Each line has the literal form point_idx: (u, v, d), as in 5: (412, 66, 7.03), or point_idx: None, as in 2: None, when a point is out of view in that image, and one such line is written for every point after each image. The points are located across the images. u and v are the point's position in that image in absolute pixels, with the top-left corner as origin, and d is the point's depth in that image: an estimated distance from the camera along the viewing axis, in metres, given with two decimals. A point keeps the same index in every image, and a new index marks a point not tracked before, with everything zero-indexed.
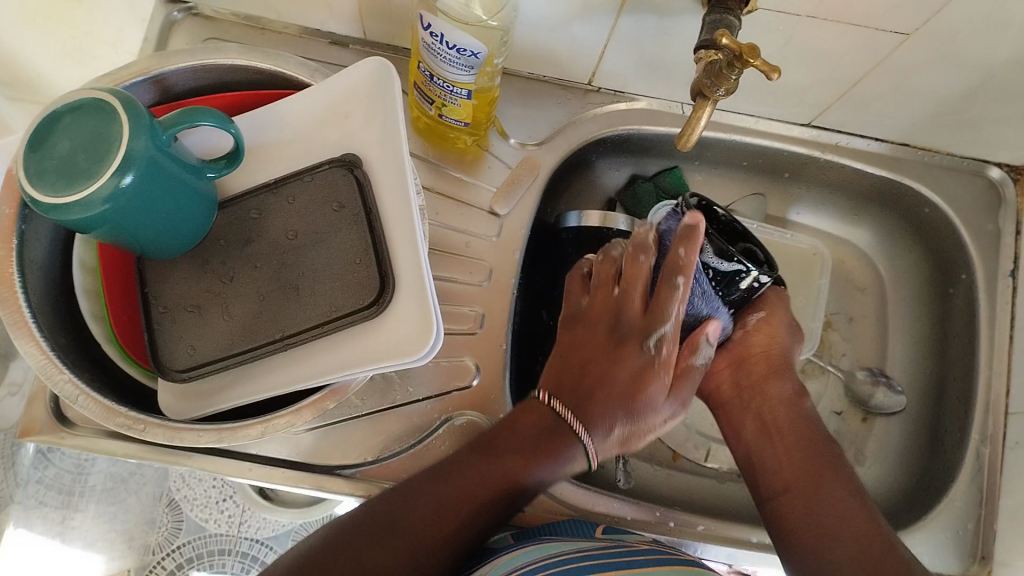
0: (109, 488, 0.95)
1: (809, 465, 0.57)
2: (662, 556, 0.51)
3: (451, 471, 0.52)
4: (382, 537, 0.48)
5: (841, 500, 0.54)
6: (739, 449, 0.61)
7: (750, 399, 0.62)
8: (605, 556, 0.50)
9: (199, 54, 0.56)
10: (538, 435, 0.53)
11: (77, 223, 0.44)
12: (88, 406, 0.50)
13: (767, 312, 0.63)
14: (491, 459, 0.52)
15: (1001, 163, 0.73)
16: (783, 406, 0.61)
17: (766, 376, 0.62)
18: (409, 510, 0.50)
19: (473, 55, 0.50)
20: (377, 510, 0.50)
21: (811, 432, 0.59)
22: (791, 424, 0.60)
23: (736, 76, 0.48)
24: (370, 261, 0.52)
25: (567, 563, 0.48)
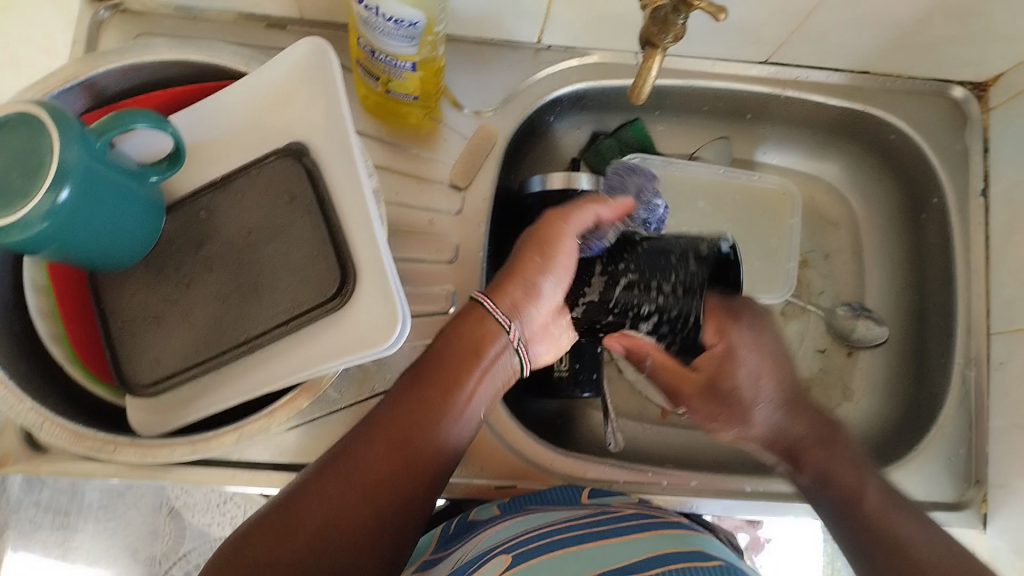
0: (108, 504, 0.93)
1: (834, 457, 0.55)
2: (650, 521, 0.50)
3: (391, 407, 0.49)
4: (315, 502, 0.44)
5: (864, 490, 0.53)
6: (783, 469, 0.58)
7: None
8: (592, 524, 0.49)
9: (127, 54, 0.53)
10: (464, 344, 0.51)
11: (18, 246, 0.42)
12: (54, 433, 0.48)
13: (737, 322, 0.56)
14: (414, 389, 0.49)
15: (964, 82, 0.72)
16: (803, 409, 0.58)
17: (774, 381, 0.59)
18: (355, 457, 0.46)
19: (411, 25, 0.48)
20: (311, 484, 0.45)
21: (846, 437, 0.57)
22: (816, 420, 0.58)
23: (683, 21, 0.46)
24: (328, 251, 0.50)
25: (553, 533, 0.47)
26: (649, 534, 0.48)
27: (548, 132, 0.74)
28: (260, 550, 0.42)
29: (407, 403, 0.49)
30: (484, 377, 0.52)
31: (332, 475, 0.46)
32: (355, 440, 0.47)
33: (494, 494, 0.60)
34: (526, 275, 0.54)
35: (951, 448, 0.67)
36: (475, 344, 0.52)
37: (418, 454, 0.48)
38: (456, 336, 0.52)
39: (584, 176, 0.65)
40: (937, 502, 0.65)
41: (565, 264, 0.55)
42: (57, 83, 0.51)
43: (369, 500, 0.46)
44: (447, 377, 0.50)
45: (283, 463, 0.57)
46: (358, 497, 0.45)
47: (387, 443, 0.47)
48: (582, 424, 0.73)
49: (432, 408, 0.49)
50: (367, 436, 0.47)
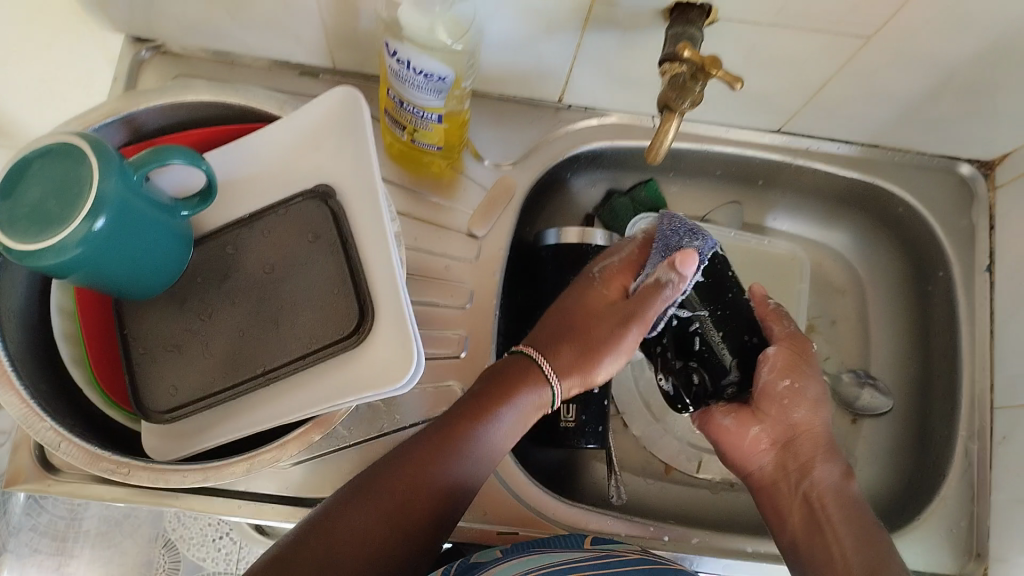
0: (104, 532, 0.92)
1: (859, 551, 0.53)
2: (652, 566, 0.50)
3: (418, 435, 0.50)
4: (346, 519, 0.45)
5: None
6: (783, 536, 0.57)
7: (797, 480, 0.58)
8: (592, 568, 0.49)
9: (169, 93, 0.56)
10: (496, 379, 0.53)
11: (51, 269, 0.44)
12: (71, 452, 0.49)
13: (798, 379, 0.59)
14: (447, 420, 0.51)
15: (971, 159, 0.74)
16: (831, 492, 0.57)
17: (813, 457, 0.58)
18: (385, 479, 0.47)
19: (440, 80, 0.50)
20: (344, 496, 0.47)
21: (864, 519, 0.56)
22: (841, 509, 0.56)
23: (700, 88, 0.49)
24: (349, 290, 0.52)
25: (554, 574, 0.47)
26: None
27: (565, 186, 0.76)
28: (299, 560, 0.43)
29: (441, 433, 0.50)
30: (511, 423, 0.52)
31: (362, 491, 0.47)
32: (385, 462, 0.49)
33: (495, 539, 0.60)
34: (593, 352, 0.54)
35: (953, 519, 0.67)
36: (515, 385, 0.53)
37: (447, 479, 0.49)
38: (497, 380, 0.53)
39: (599, 231, 0.68)
40: (936, 573, 0.65)
41: (628, 344, 0.55)
42: (99, 118, 0.53)
43: (396, 524, 0.46)
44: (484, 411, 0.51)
45: (288, 497, 0.58)
46: (382, 518, 0.46)
47: (420, 469, 0.48)
48: (585, 476, 0.73)
49: (467, 442, 0.50)
50: (398, 461, 0.48)
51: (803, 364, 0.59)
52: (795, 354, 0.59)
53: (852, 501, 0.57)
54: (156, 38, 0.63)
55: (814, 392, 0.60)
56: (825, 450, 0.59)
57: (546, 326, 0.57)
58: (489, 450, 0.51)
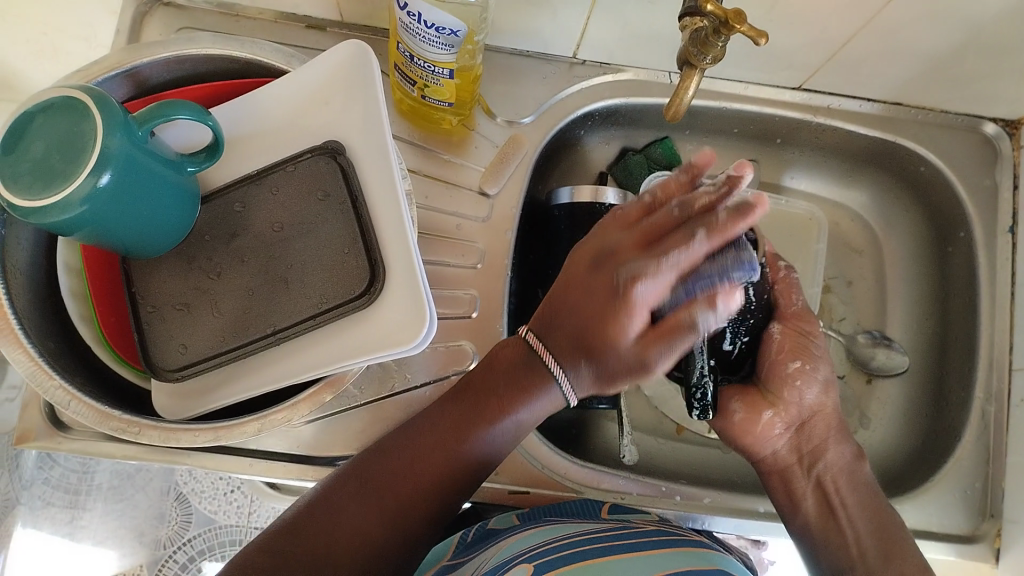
0: (116, 486, 0.93)
1: (877, 539, 0.54)
2: (665, 539, 0.50)
3: (423, 424, 0.50)
4: (335, 512, 0.46)
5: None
6: (795, 520, 0.57)
7: (811, 463, 0.57)
8: (613, 539, 0.48)
9: (172, 45, 0.54)
10: (512, 369, 0.49)
11: (57, 226, 0.43)
12: (81, 410, 0.49)
13: (807, 361, 0.57)
14: (455, 416, 0.49)
15: (996, 118, 0.72)
16: (844, 473, 0.57)
17: (828, 440, 0.57)
18: (378, 473, 0.48)
19: (452, 33, 0.48)
20: (329, 490, 0.47)
21: (874, 501, 0.56)
22: (854, 492, 0.56)
23: (722, 44, 0.47)
24: (360, 250, 0.51)
25: (569, 546, 0.47)
26: (669, 551, 0.47)
27: (578, 144, 0.74)
28: (294, 545, 0.45)
29: (429, 431, 0.49)
30: (520, 424, 0.50)
31: (347, 486, 0.48)
32: (379, 452, 0.49)
33: (507, 500, 0.60)
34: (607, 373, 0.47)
35: (966, 482, 0.66)
36: (513, 392, 0.49)
37: (449, 476, 0.49)
38: (511, 374, 0.49)
39: (611, 189, 0.66)
40: (949, 534, 0.65)
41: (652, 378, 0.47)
42: (102, 71, 0.52)
43: (376, 527, 0.47)
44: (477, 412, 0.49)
45: (299, 455, 0.58)
46: (377, 515, 0.47)
47: (404, 468, 0.48)
48: (595, 436, 0.73)
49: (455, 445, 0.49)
50: (382, 458, 0.49)
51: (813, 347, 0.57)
52: (800, 337, 0.58)
53: (863, 483, 0.57)
54: None
55: (823, 373, 0.58)
56: (835, 430, 0.58)
57: (560, 307, 0.48)
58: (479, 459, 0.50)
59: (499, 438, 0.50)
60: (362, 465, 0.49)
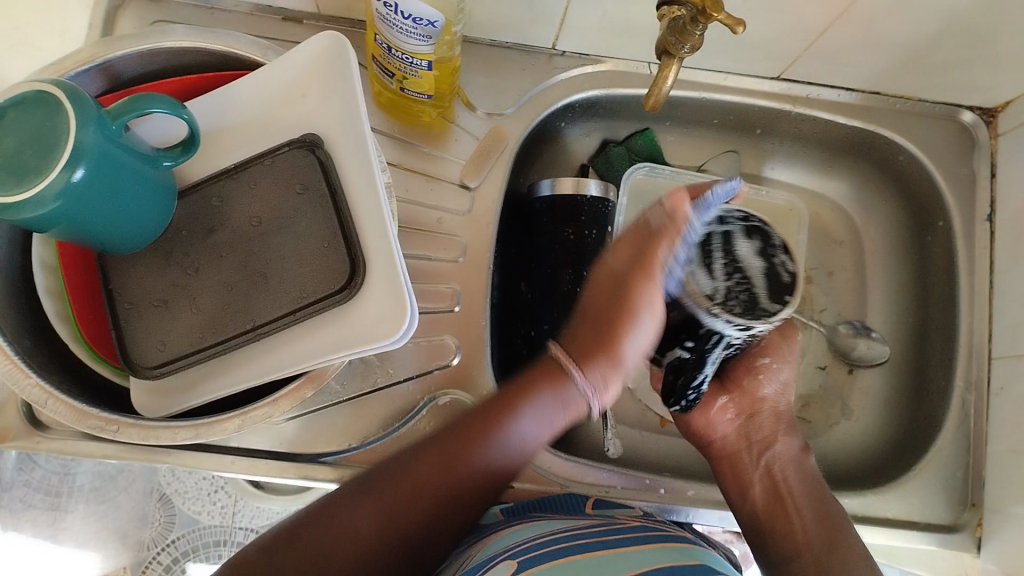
0: (98, 487, 0.92)
1: (820, 528, 0.54)
2: (651, 534, 0.50)
3: (448, 433, 0.48)
4: (345, 516, 0.45)
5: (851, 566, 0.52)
6: (742, 509, 0.57)
7: (759, 451, 0.57)
8: (596, 534, 0.48)
9: (146, 38, 0.54)
10: (533, 380, 0.49)
11: (31, 222, 0.42)
12: (58, 410, 0.48)
13: (776, 359, 0.57)
14: (476, 420, 0.48)
15: (974, 107, 0.72)
16: (792, 465, 0.57)
17: (777, 431, 0.58)
18: (395, 479, 0.47)
19: (430, 24, 0.48)
20: (331, 506, 0.46)
21: (819, 494, 0.56)
22: (801, 483, 0.56)
23: (700, 32, 0.47)
24: (340, 244, 0.51)
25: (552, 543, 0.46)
26: (654, 545, 0.47)
27: (559, 137, 0.74)
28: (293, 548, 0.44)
29: (426, 456, 0.48)
30: (542, 424, 0.48)
31: (354, 504, 0.46)
32: (400, 458, 0.48)
33: None
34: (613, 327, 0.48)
35: (948, 469, 0.67)
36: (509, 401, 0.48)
37: (472, 478, 0.48)
38: (529, 382, 0.49)
39: (593, 182, 0.66)
40: (931, 523, 0.66)
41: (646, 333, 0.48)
42: (75, 66, 0.52)
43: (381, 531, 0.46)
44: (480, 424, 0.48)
45: (281, 452, 0.57)
46: (386, 516, 0.46)
47: (399, 494, 0.47)
48: (580, 428, 0.73)
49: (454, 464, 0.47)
50: (393, 479, 0.47)
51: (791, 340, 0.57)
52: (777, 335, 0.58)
53: (808, 477, 0.57)
54: None
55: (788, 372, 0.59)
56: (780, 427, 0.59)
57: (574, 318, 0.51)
58: (478, 478, 0.48)
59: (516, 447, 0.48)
60: (380, 473, 0.47)
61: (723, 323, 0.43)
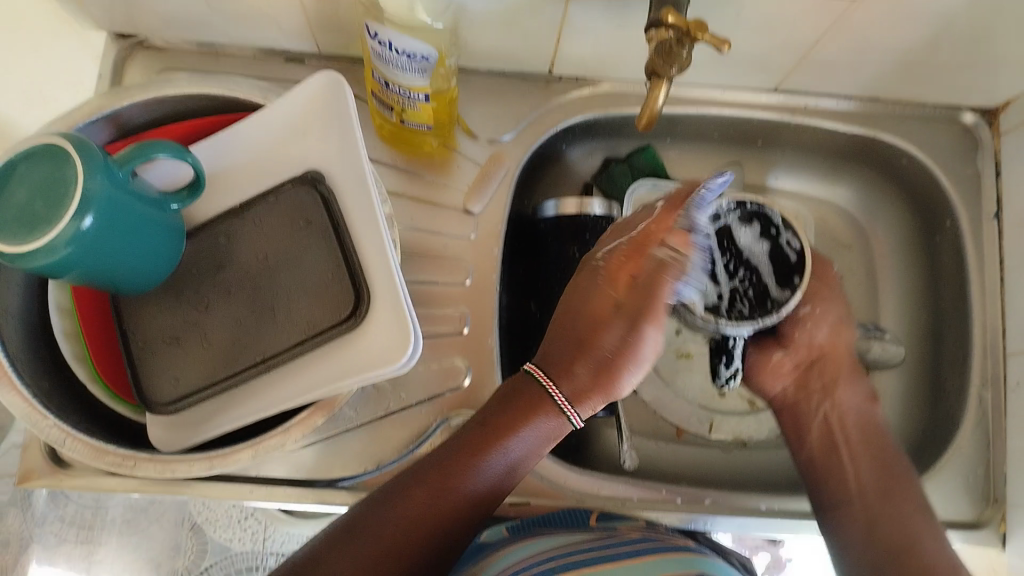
0: (130, 519, 0.93)
1: (877, 479, 0.58)
2: (651, 546, 0.50)
3: (426, 472, 0.48)
4: (323, 573, 0.44)
5: (908, 518, 0.55)
6: (800, 456, 0.61)
7: (821, 399, 0.62)
8: (596, 549, 0.49)
9: (151, 87, 0.55)
10: (507, 402, 0.50)
11: (43, 269, 0.44)
12: (76, 448, 0.50)
13: (818, 305, 0.61)
14: (452, 459, 0.49)
15: (975, 108, 0.72)
16: (852, 413, 0.61)
17: (837, 379, 0.62)
18: (374, 525, 0.46)
19: (424, 59, 0.49)
20: (313, 560, 0.45)
21: (881, 444, 0.60)
22: (860, 431, 0.60)
23: (687, 52, 0.47)
24: (344, 274, 0.52)
25: (555, 561, 0.47)
26: (655, 558, 0.48)
27: (561, 158, 0.75)
28: None
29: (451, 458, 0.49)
30: (531, 454, 0.50)
31: (331, 558, 0.45)
32: (380, 501, 0.48)
33: (507, 511, 0.60)
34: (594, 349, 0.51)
35: (969, 466, 0.66)
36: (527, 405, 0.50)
37: (454, 518, 0.48)
38: (506, 412, 0.50)
39: (596, 200, 0.67)
40: (955, 521, 0.65)
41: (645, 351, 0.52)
42: (82, 116, 0.53)
43: None
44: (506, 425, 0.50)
45: (299, 478, 0.58)
46: (367, 567, 0.45)
47: (432, 492, 0.48)
48: (597, 442, 0.73)
49: (480, 467, 0.48)
50: (367, 527, 0.46)
51: (824, 291, 0.61)
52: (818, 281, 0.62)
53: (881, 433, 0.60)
54: (138, 32, 0.63)
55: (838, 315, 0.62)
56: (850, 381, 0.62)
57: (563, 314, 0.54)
58: (501, 479, 0.49)
59: (501, 477, 0.49)
60: (361, 516, 0.47)
61: (733, 325, 0.56)
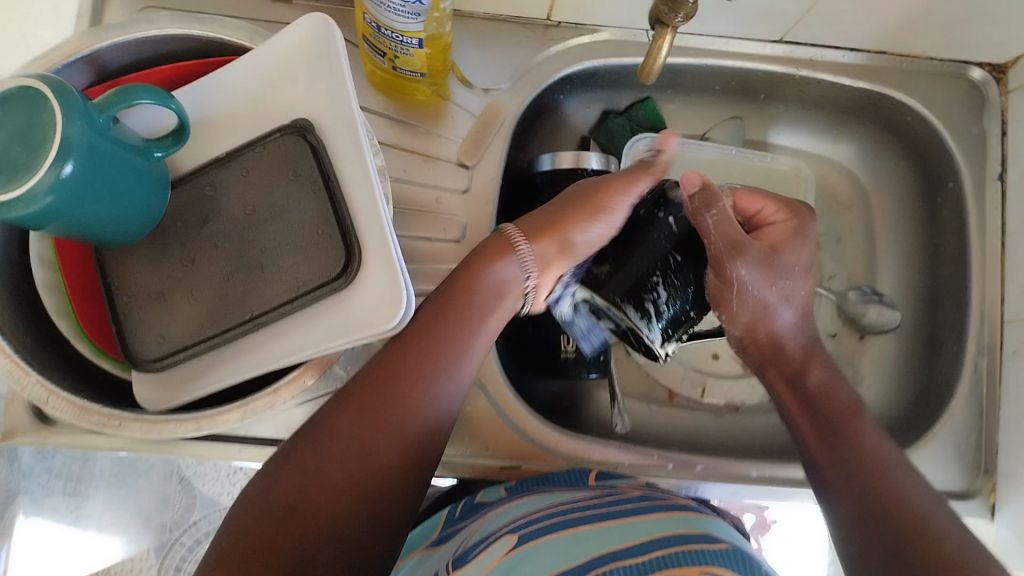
0: (117, 473, 0.74)
1: (834, 436, 0.53)
2: (653, 502, 0.49)
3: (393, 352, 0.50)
4: (303, 462, 0.46)
5: (878, 470, 0.50)
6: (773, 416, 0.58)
7: (772, 369, 0.58)
8: (594, 506, 0.48)
9: (130, 27, 0.53)
10: (479, 258, 0.55)
11: (24, 219, 0.42)
12: (60, 406, 0.48)
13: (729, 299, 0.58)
14: (414, 335, 0.51)
15: (983, 64, 0.70)
16: (795, 383, 0.57)
17: (776, 357, 0.58)
18: (357, 410, 0.48)
19: (418, 3, 0.47)
20: (288, 460, 0.46)
21: (842, 400, 0.55)
22: (812, 395, 0.56)
23: (692, 0, 0.45)
24: (333, 231, 0.50)
25: (551, 518, 0.46)
26: (656, 515, 0.47)
27: (558, 110, 0.73)
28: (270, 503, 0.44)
29: (406, 353, 0.50)
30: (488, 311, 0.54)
31: (308, 447, 0.46)
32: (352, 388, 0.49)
33: (499, 474, 0.60)
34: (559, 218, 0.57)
35: (961, 435, 0.66)
36: (481, 266, 0.54)
37: (433, 379, 0.50)
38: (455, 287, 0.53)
39: (593, 154, 0.65)
40: (945, 489, 0.65)
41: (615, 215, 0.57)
42: (62, 58, 0.51)
43: (343, 460, 0.46)
44: (456, 327, 0.52)
45: None
46: (351, 445, 0.47)
47: (391, 396, 0.48)
48: (589, 405, 0.72)
49: (439, 347, 0.51)
50: (346, 415, 0.48)
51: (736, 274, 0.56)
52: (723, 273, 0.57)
53: (841, 396, 0.55)
54: None
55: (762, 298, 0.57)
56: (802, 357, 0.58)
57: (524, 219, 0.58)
58: (457, 369, 0.51)
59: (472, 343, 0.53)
60: (336, 408, 0.48)
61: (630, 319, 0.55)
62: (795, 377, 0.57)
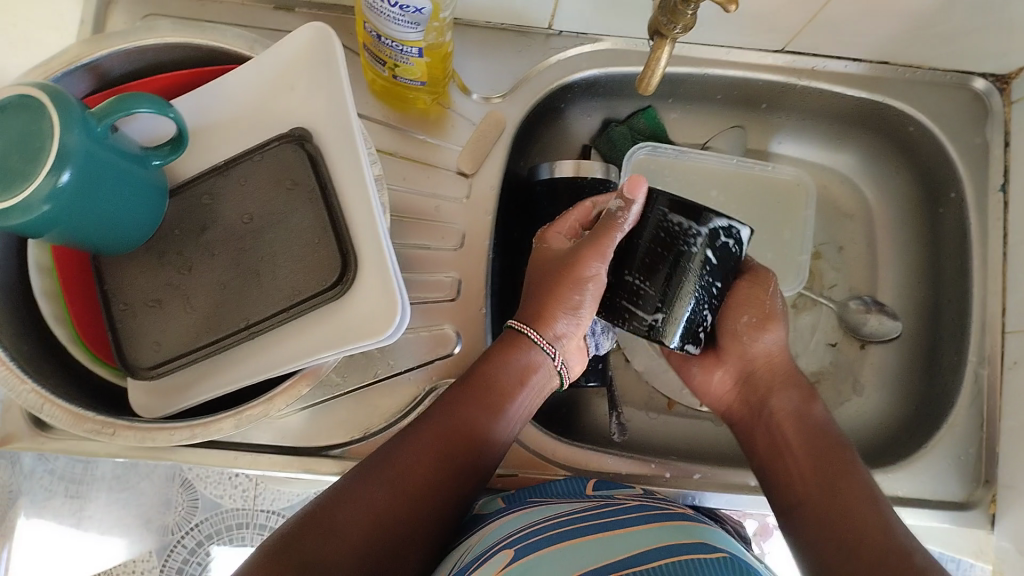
0: (120, 475, 0.74)
1: (817, 470, 0.55)
2: (649, 513, 0.49)
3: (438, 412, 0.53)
4: (349, 504, 0.48)
5: (856, 504, 0.52)
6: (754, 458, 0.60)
7: (759, 411, 0.61)
8: (590, 517, 0.48)
9: (131, 36, 0.53)
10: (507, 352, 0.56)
11: (22, 228, 0.42)
12: (54, 414, 0.49)
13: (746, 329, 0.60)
14: (458, 400, 0.53)
15: (986, 74, 0.70)
16: (790, 419, 0.59)
17: (771, 389, 0.61)
18: (404, 465, 0.50)
19: (417, 11, 0.47)
20: (331, 502, 0.48)
21: (825, 438, 0.57)
22: (798, 434, 0.58)
23: (692, 11, 0.45)
24: (330, 240, 0.50)
25: (546, 530, 0.46)
26: (651, 526, 0.46)
27: (559, 118, 0.73)
28: (312, 539, 0.45)
29: (451, 417, 0.52)
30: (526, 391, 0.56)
31: (355, 491, 0.48)
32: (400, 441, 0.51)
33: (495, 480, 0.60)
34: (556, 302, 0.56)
35: (960, 448, 0.66)
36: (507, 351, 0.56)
37: (477, 443, 0.53)
38: (494, 357, 0.55)
39: (596, 164, 0.64)
40: (943, 501, 0.65)
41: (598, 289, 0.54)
42: (61, 66, 0.51)
43: (385, 508, 0.48)
44: (496, 397, 0.54)
45: (287, 446, 0.57)
46: (394, 497, 0.49)
47: (435, 458, 0.51)
48: (587, 411, 0.72)
49: (484, 415, 0.53)
50: (392, 465, 0.50)
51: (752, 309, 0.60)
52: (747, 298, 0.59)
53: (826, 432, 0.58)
54: None
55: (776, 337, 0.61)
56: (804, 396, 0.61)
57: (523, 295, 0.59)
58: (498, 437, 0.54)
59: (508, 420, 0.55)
60: (385, 453, 0.51)
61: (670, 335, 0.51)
62: (787, 412, 0.60)
